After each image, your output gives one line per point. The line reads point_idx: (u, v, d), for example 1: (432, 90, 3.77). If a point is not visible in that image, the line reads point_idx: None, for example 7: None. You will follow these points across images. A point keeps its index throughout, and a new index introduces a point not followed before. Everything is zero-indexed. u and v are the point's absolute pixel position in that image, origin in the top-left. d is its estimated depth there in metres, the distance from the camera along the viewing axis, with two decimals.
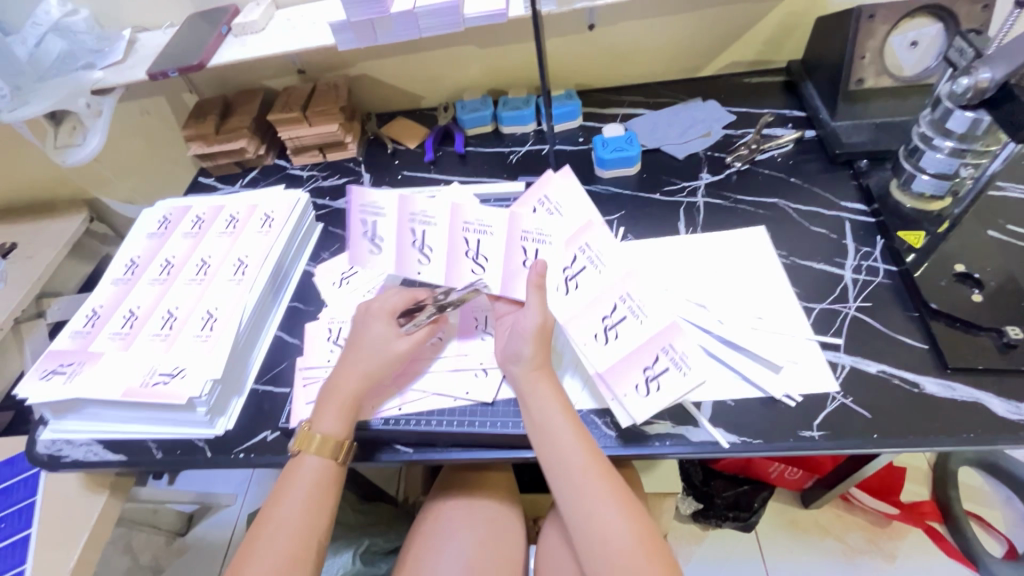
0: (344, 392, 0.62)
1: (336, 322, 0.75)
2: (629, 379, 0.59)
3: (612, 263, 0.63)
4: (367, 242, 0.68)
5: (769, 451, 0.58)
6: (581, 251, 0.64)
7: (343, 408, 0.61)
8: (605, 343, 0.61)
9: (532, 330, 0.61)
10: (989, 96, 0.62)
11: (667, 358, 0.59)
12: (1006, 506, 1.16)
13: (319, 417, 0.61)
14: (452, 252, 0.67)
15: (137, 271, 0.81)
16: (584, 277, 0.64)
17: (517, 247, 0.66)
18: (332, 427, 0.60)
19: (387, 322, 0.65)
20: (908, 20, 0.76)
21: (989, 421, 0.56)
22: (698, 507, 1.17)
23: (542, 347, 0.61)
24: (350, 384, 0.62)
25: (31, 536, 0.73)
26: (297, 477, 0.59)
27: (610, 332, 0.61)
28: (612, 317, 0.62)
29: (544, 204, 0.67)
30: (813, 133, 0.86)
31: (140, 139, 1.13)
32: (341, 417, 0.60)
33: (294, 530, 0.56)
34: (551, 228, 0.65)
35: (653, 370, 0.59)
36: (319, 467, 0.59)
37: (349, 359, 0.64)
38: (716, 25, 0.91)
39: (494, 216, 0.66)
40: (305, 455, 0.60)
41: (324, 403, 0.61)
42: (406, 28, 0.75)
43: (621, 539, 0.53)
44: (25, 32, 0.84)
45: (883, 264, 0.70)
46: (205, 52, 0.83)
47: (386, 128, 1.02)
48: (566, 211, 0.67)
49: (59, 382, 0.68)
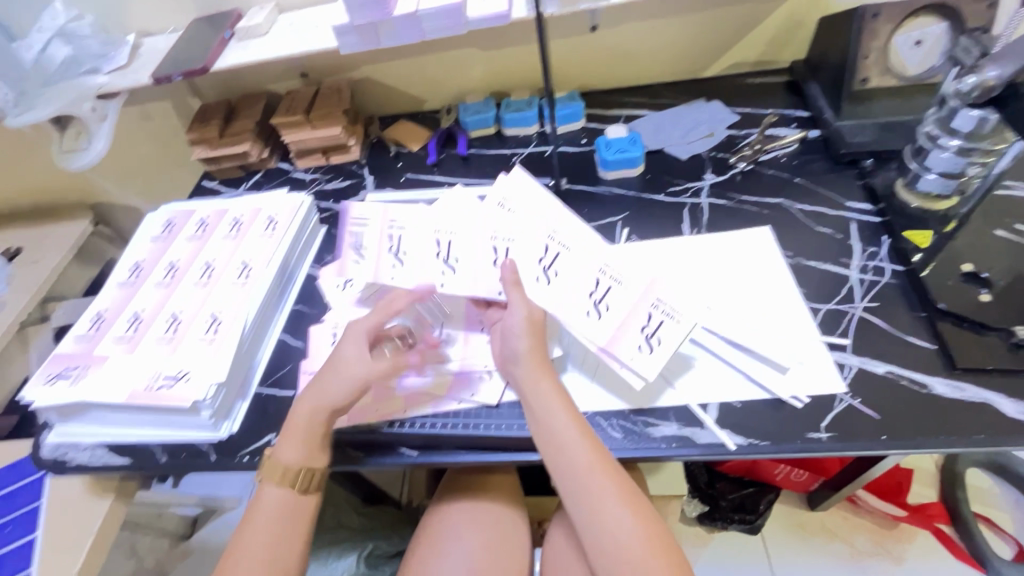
0: (302, 421, 0.60)
1: (332, 326, 0.75)
2: (631, 342, 0.61)
3: (581, 241, 0.65)
4: (351, 252, 0.71)
5: (778, 453, 0.57)
6: (549, 239, 0.65)
7: (308, 438, 0.60)
8: (598, 317, 0.62)
9: (523, 323, 0.61)
10: (996, 93, 0.62)
11: (659, 312, 0.61)
12: (1015, 508, 1.15)
13: (282, 446, 0.60)
14: (425, 258, 0.67)
15: (141, 274, 0.81)
16: (561, 263, 0.64)
17: (481, 239, 0.67)
18: (290, 459, 0.59)
19: (359, 344, 0.62)
20: (913, 20, 0.75)
21: (999, 422, 0.55)
22: (703, 509, 1.16)
23: (538, 343, 0.61)
24: (308, 412, 0.60)
25: (36, 540, 0.73)
26: (261, 508, 0.59)
27: (600, 306, 0.63)
28: (597, 291, 0.63)
29: (500, 206, 0.67)
30: (817, 133, 0.86)
31: (145, 144, 1.14)
32: (298, 449, 0.59)
33: (260, 560, 0.55)
34: (510, 226, 0.66)
35: (650, 327, 0.61)
36: (279, 497, 0.59)
37: (315, 382, 0.62)
38: (719, 26, 0.91)
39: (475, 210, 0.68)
40: (266, 485, 0.59)
41: (286, 432, 0.60)
42: (409, 30, 0.75)
43: (630, 537, 0.52)
44: (32, 38, 0.86)
45: (889, 264, 0.70)
46: (210, 55, 0.84)
47: (390, 131, 1.02)
48: (512, 205, 0.67)
49: (64, 386, 0.68)
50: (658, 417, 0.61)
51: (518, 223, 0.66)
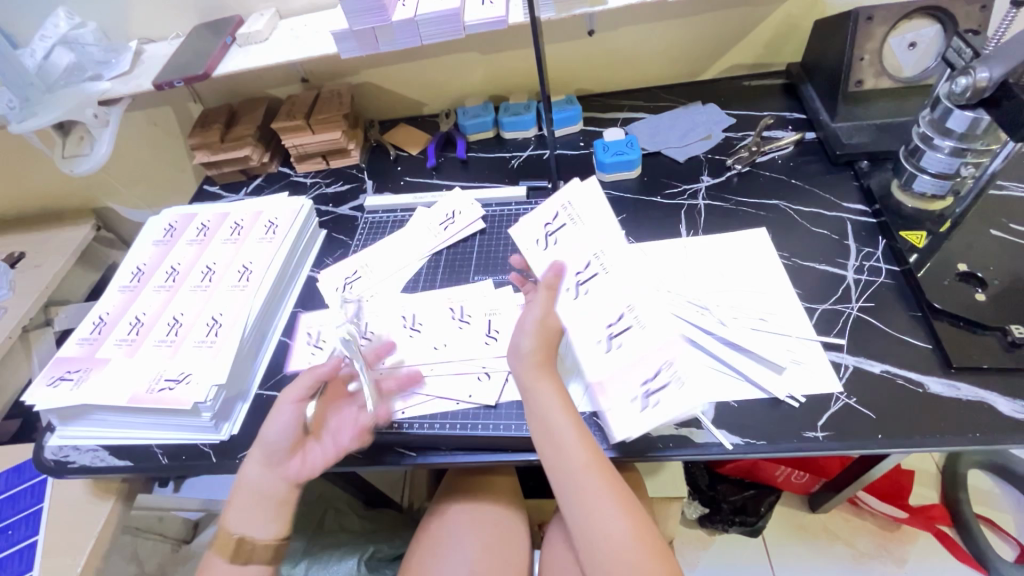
0: (246, 486, 0.62)
1: (314, 326, 0.77)
2: (630, 391, 0.59)
3: (619, 273, 0.64)
4: (310, 346, 0.75)
5: (774, 452, 0.57)
6: (592, 259, 0.66)
7: (253, 503, 0.61)
8: (606, 351, 0.62)
9: (533, 324, 0.61)
10: (989, 94, 0.61)
11: (667, 374, 0.58)
12: (1018, 510, 1.15)
13: (231, 514, 0.62)
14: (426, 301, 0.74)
15: (143, 278, 0.82)
16: (595, 284, 0.64)
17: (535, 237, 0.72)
18: (241, 523, 0.61)
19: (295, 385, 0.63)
20: (907, 21, 0.76)
21: (995, 420, 0.55)
22: (704, 511, 1.16)
23: (544, 345, 0.61)
24: (250, 476, 0.62)
25: (38, 542, 0.73)
26: (214, 570, 0.60)
27: (613, 341, 0.62)
28: (617, 325, 0.63)
29: (566, 210, 0.71)
30: (813, 135, 0.86)
31: (147, 150, 1.15)
32: (245, 513, 0.61)
33: None
34: (568, 234, 0.70)
35: (653, 385, 0.58)
36: (228, 566, 0.60)
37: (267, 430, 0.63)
38: (716, 29, 0.92)
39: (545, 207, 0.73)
40: (216, 557, 0.61)
41: (234, 496, 0.62)
42: (407, 35, 0.76)
43: (622, 538, 0.52)
44: (35, 45, 0.87)
45: (885, 264, 0.70)
46: (210, 61, 0.84)
47: (389, 135, 1.03)
48: (581, 213, 0.70)
49: (66, 389, 0.69)
50: None
51: (577, 232, 0.69)
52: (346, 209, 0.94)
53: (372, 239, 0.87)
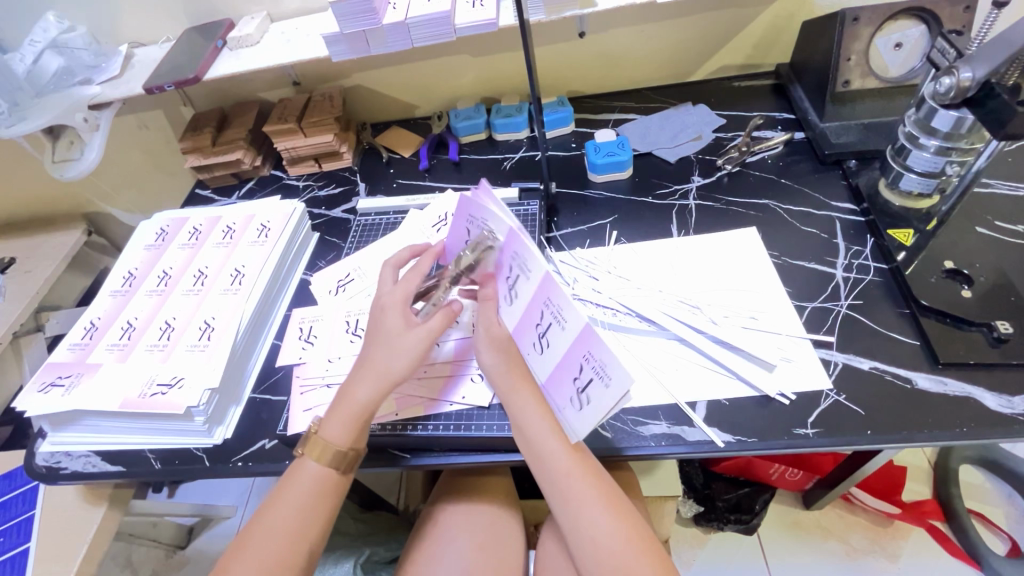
0: (353, 403, 0.60)
1: (306, 321, 0.77)
2: (567, 392, 0.55)
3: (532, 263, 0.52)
4: (302, 342, 0.76)
5: (765, 449, 0.58)
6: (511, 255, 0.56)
7: (351, 417, 0.59)
8: (539, 349, 0.57)
9: (482, 339, 0.59)
10: (971, 94, 0.62)
11: (590, 369, 0.51)
12: (1008, 504, 1.16)
13: (328, 421, 0.60)
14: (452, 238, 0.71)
15: (134, 283, 0.82)
16: (519, 281, 0.56)
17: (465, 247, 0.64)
18: (336, 436, 0.59)
19: (402, 313, 0.61)
20: (891, 22, 0.77)
21: (982, 415, 0.56)
22: (698, 509, 1.16)
23: (503, 359, 0.58)
24: (364, 391, 0.60)
25: (30, 549, 0.73)
26: (298, 478, 0.59)
27: (542, 341, 0.56)
28: (541, 325, 0.55)
29: (472, 223, 0.60)
30: (802, 135, 0.87)
31: (137, 154, 1.14)
32: (347, 428, 0.59)
33: (284, 535, 0.55)
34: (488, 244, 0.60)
35: (582, 381, 0.53)
36: (319, 474, 0.58)
37: (367, 357, 0.61)
38: (704, 31, 0.92)
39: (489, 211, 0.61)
40: (308, 459, 0.59)
41: (338, 408, 0.60)
42: (399, 38, 0.76)
43: (611, 539, 0.53)
44: (24, 51, 0.86)
45: (873, 262, 0.71)
46: (201, 65, 0.84)
47: (382, 138, 1.03)
48: (493, 221, 0.57)
49: (58, 395, 0.68)
50: (647, 415, 0.62)
51: (495, 240, 0.58)
52: (339, 212, 0.94)
53: (364, 242, 0.87)
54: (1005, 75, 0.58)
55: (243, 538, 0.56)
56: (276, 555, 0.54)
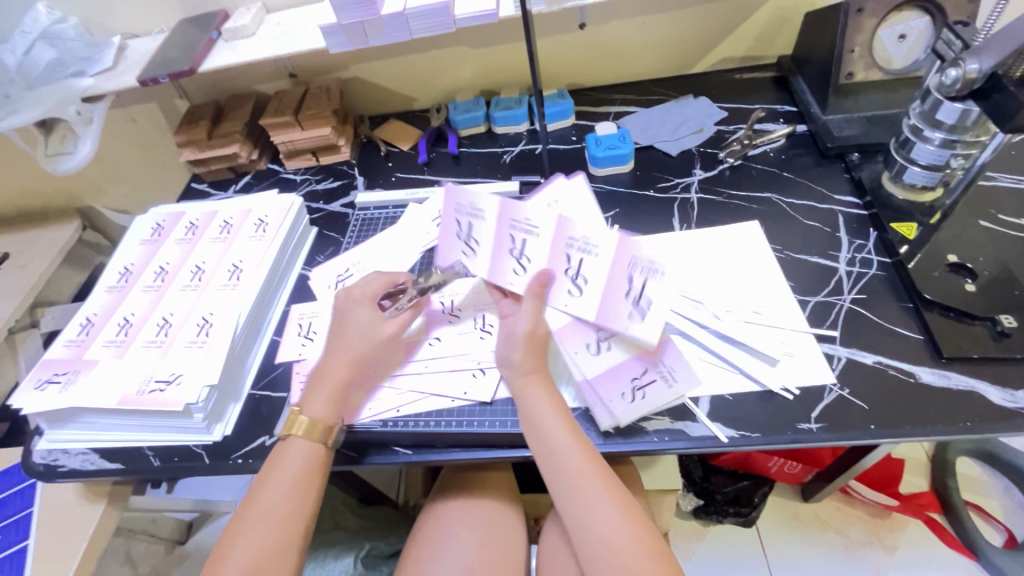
0: (333, 376, 0.62)
1: (305, 317, 0.77)
2: (618, 387, 0.61)
3: (603, 243, 0.61)
4: (301, 338, 0.75)
5: (768, 444, 0.58)
6: (569, 246, 0.62)
7: (334, 391, 0.62)
8: (595, 353, 0.63)
9: (524, 334, 0.61)
10: (978, 86, 0.62)
11: (655, 369, 0.61)
12: (1005, 496, 1.17)
13: (310, 400, 0.61)
14: (496, 250, 0.64)
15: (131, 278, 0.81)
16: (586, 269, 0.62)
17: (506, 265, 0.64)
18: (321, 410, 0.61)
19: (370, 308, 0.66)
20: (896, 14, 0.76)
21: (985, 410, 0.56)
22: (698, 503, 1.17)
23: (532, 353, 0.61)
24: (341, 367, 0.63)
25: (28, 547, 0.72)
26: (286, 461, 0.59)
27: (601, 344, 0.63)
28: (604, 330, 0.64)
29: (463, 210, 0.64)
30: (804, 128, 0.87)
31: (132, 147, 1.13)
32: (330, 400, 0.61)
33: (278, 514, 0.55)
34: (483, 232, 0.64)
35: (642, 380, 0.61)
36: (309, 452, 0.59)
37: (334, 344, 0.65)
38: (706, 22, 0.91)
39: (542, 218, 0.62)
40: (294, 438, 0.60)
41: (316, 384, 0.62)
42: (397, 29, 0.75)
43: (619, 534, 0.53)
44: (14, 41, 0.84)
45: (876, 256, 0.71)
46: (196, 57, 0.83)
47: (379, 131, 1.02)
48: (481, 202, 0.64)
49: (54, 392, 0.68)
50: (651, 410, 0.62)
51: (491, 226, 0.64)
52: (337, 206, 0.93)
53: (363, 236, 0.86)
54: (1011, 67, 0.58)
55: (238, 520, 0.55)
56: (268, 536, 0.54)
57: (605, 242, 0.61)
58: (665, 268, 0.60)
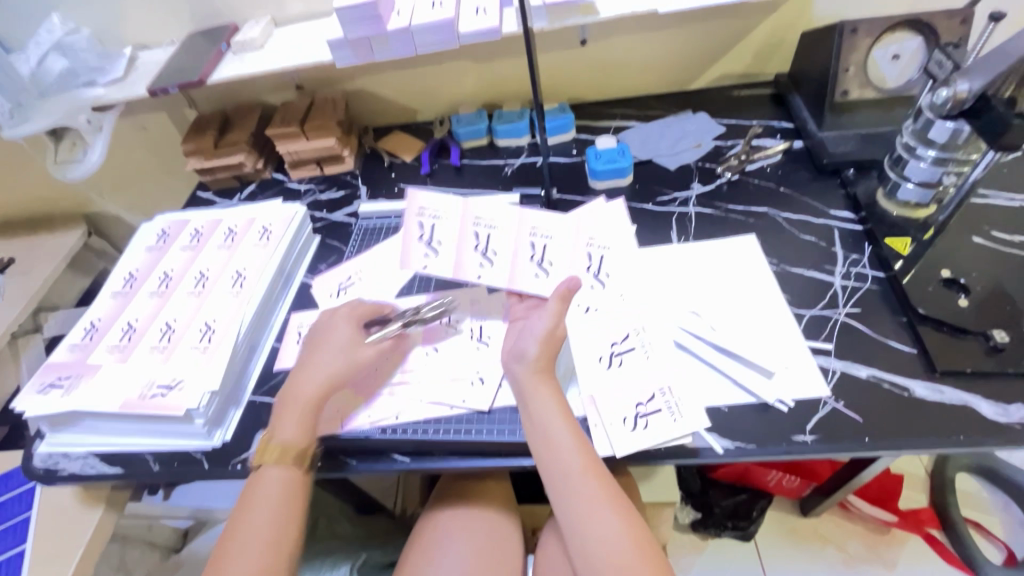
0: (302, 399, 0.63)
1: (305, 325, 0.78)
2: (620, 411, 0.61)
3: (618, 244, 0.72)
4: (300, 346, 0.76)
5: (763, 455, 0.58)
6: (588, 246, 0.72)
7: (304, 416, 0.62)
8: (607, 368, 0.64)
9: (544, 333, 0.62)
10: (968, 106, 0.63)
11: (662, 401, 0.61)
12: (1004, 512, 1.17)
13: (279, 426, 0.61)
14: (461, 246, 0.68)
15: (135, 284, 0.82)
16: (605, 264, 0.71)
17: (471, 260, 0.68)
18: (292, 435, 0.61)
19: (349, 330, 0.67)
20: (890, 34, 0.78)
21: (978, 423, 0.57)
22: (697, 516, 1.17)
23: (549, 353, 0.62)
24: (309, 388, 0.63)
25: (26, 551, 0.73)
26: (263, 485, 0.59)
27: (615, 358, 0.65)
28: (620, 344, 0.66)
29: (479, 224, 0.70)
30: (801, 144, 0.88)
31: (139, 155, 1.14)
32: (299, 424, 0.61)
33: (261, 540, 0.56)
34: (443, 231, 0.69)
35: (647, 408, 0.61)
36: (284, 479, 0.59)
37: (306, 364, 0.65)
38: (705, 41, 0.93)
39: (502, 215, 0.71)
40: (266, 466, 0.60)
41: (283, 409, 0.62)
42: (402, 45, 0.77)
43: (615, 542, 0.53)
44: (30, 51, 0.87)
45: (871, 270, 0.72)
46: (206, 68, 0.85)
47: (383, 142, 1.03)
48: (440, 206, 0.70)
49: (56, 396, 0.68)
50: None
51: (448, 224, 0.69)
52: (340, 215, 0.94)
53: (366, 245, 0.88)
54: (1000, 88, 0.59)
55: (223, 546, 0.56)
56: (254, 563, 0.54)
57: (617, 242, 0.72)
58: (616, 247, 0.72)
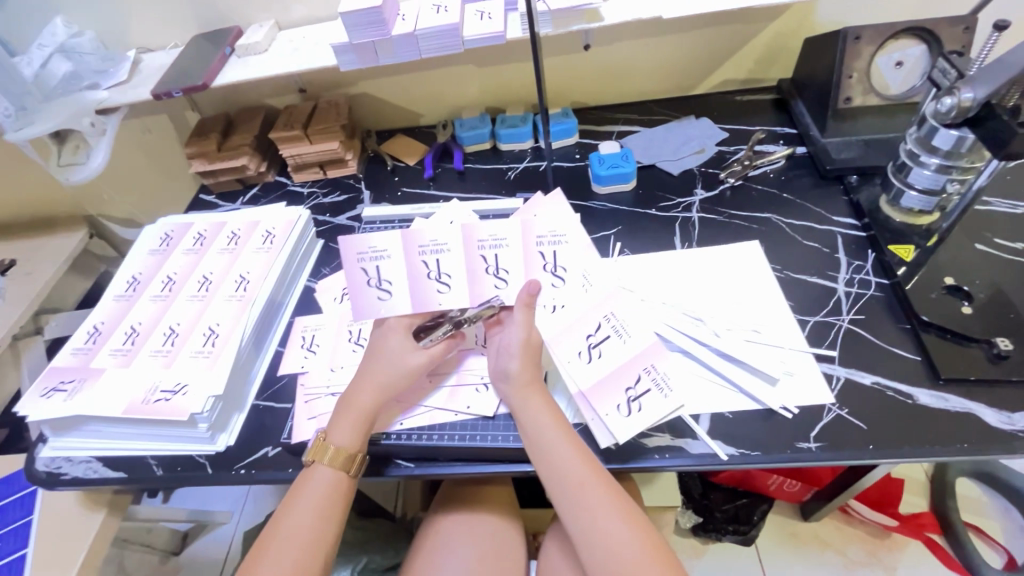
0: (359, 406, 0.62)
1: (308, 330, 0.78)
2: (612, 399, 0.61)
3: (571, 232, 0.70)
4: (303, 351, 0.76)
5: (768, 463, 0.58)
6: (540, 244, 0.69)
7: (360, 420, 0.61)
8: (588, 362, 0.64)
9: (519, 344, 0.62)
10: (973, 114, 0.63)
11: (649, 379, 0.62)
12: (1004, 517, 1.17)
13: (335, 427, 0.61)
14: (472, 273, 0.69)
15: (138, 287, 0.82)
16: (562, 257, 0.69)
17: (484, 282, 0.68)
18: (346, 439, 0.60)
19: (404, 336, 0.66)
20: (893, 42, 0.79)
21: (982, 431, 0.57)
22: (697, 520, 1.16)
23: (529, 364, 0.62)
24: (366, 396, 0.62)
25: (27, 555, 0.72)
26: (310, 487, 0.59)
27: (593, 351, 0.65)
28: (595, 336, 0.66)
29: (485, 244, 0.70)
30: (804, 150, 0.88)
31: (141, 157, 1.14)
32: (355, 430, 0.61)
33: (302, 541, 0.56)
34: (449, 263, 0.69)
35: (636, 391, 0.61)
36: (334, 480, 0.59)
37: (365, 371, 0.64)
38: (709, 46, 0.94)
39: (507, 229, 0.70)
40: (317, 466, 0.60)
41: (338, 415, 0.62)
42: (407, 49, 0.77)
43: (626, 546, 0.53)
44: (32, 54, 0.86)
45: (875, 277, 0.72)
46: (210, 72, 0.85)
47: (386, 146, 1.03)
48: (383, 244, 0.69)
49: (59, 400, 0.68)
50: (651, 427, 0.62)
51: (398, 263, 0.68)
52: (343, 219, 0.94)
53: None
54: (1005, 97, 0.59)
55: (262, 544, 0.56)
56: (294, 562, 0.54)
57: (570, 230, 0.70)
58: (567, 236, 0.69)
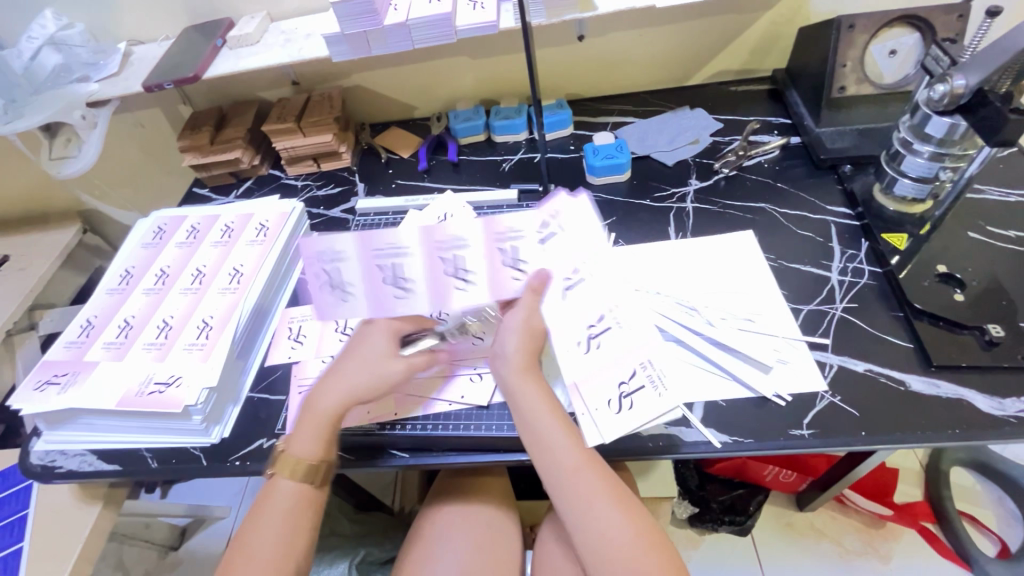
0: (319, 414, 0.60)
1: (296, 321, 0.78)
2: (604, 394, 0.61)
3: (580, 229, 0.68)
4: (290, 342, 0.76)
5: (760, 450, 0.59)
6: (500, 242, 0.65)
7: (319, 430, 0.60)
8: (585, 352, 0.63)
9: (519, 325, 0.62)
10: (965, 101, 0.63)
11: (644, 375, 0.61)
12: (998, 506, 1.17)
13: (296, 437, 0.60)
14: (432, 276, 0.65)
15: (131, 281, 0.82)
16: (553, 242, 0.66)
17: (445, 284, 0.64)
18: (307, 450, 0.60)
19: (386, 341, 0.63)
20: (887, 30, 0.79)
21: (974, 416, 0.57)
22: (693, 511, 1.17)
23: (528, 347, 0.61)
24: (327, 403, 0.60)
25: (23, 549, 0.73)
26: (275, 500, 0.59)
27: (592, 341, 0.64)
28: (596, 326, 0.64)
29: (445, 245, 0.65)
30: (798, 140, 0.88)
31: (134, 151, 1.13)
32: (316, 440, 0.60)
33: (272, 553, 0.56)
34: (410, 267, 0.65)
35: (630, 386, 0.60)
36: (297, 490, 0.59)
37: (333, 376, 0.62)
38: (703, 36, 0.93)
39: (467, 229, 0.65)
40: (281, 478, 0.60)
41: (299, 423, 0.61)
42: (399, 40, 0.76)
43: (618, 533, 0.53)
44: (21, 46, 0.86)
45: (868, 265, 0.72)
46: (201, 64, 0.84)
47: (380, 138, 1.03)
48: (339, 245, 0.65)
49: (52, 393, 0.68)
50: None
51: (354, 265, 0.65)
52: (337, 212, 0.94)
53: None
54: (997, 84, 0.60)
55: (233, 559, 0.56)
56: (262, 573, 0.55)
57: (527, 224, 0.66)
58: (526, 230, 0.66)
